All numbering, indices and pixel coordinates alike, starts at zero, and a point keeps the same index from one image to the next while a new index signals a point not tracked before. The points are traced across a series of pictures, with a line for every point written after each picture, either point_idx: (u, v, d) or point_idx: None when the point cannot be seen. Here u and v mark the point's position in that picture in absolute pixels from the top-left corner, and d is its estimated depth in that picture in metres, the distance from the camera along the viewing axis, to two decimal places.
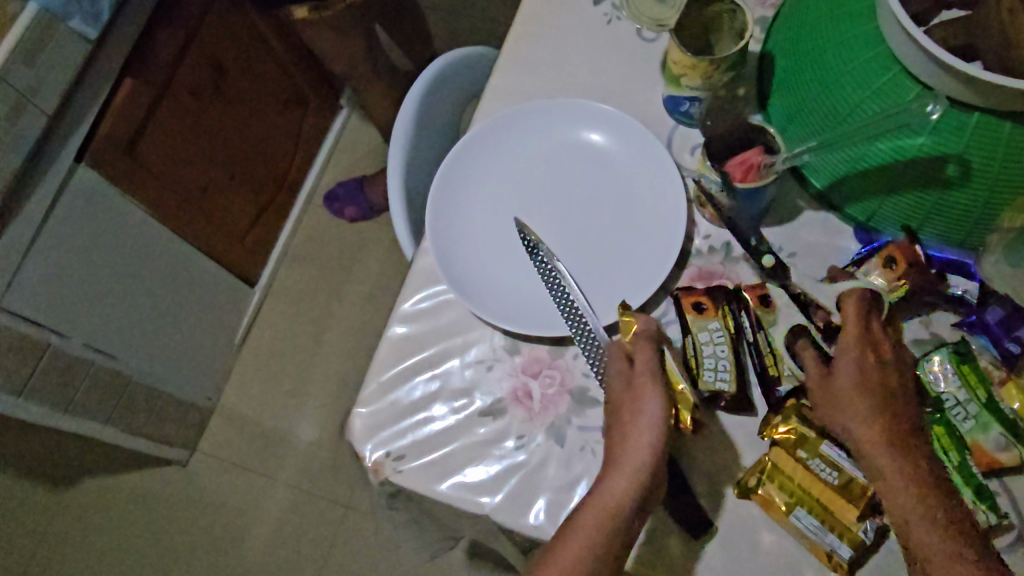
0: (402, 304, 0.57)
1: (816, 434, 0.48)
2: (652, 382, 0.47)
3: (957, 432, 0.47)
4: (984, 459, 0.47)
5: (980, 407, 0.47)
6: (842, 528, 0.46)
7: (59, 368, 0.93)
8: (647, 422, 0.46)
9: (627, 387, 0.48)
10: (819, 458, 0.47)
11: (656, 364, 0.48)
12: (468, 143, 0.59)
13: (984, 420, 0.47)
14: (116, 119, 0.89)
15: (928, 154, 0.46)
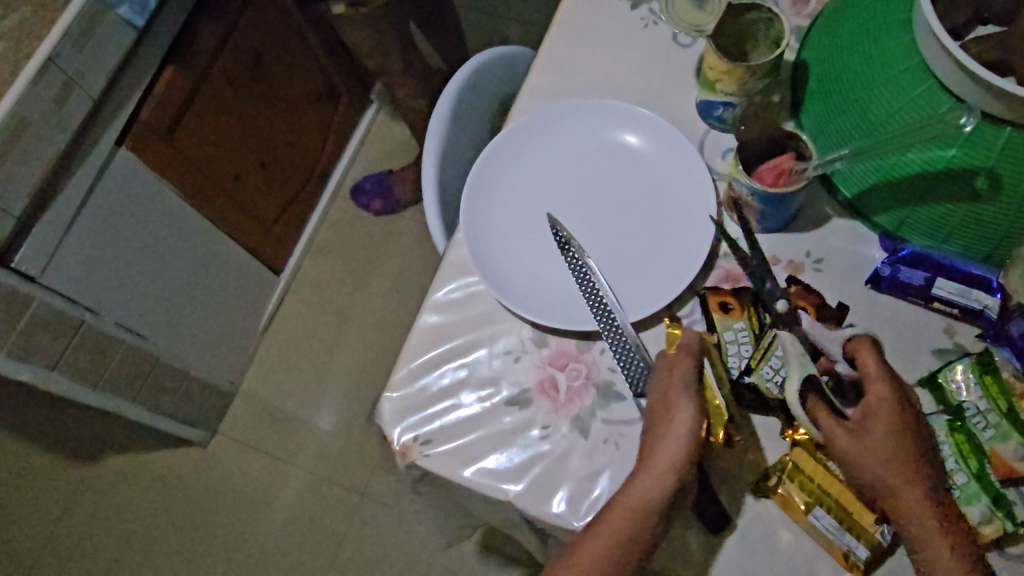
0: (435, 293, 0.58)
1: None
2: (687, 396, 0.47)
3: (976, 441, 0.47)
4: (1002, 468, 0.46)
5: (1000, 417, 0.47)
6: (860, 528, 0.47)
7: (92, 346, 0.96)
8: (677, 433, 0.46)
9: (663, 399, 0.48)
10: None
11: (693, 374, 0.48)
12: (505, 139, 0.61)
13: (1004, 430, 0.47)
14: (157, 105, 0.92)
15: (958, 166, 0.47)
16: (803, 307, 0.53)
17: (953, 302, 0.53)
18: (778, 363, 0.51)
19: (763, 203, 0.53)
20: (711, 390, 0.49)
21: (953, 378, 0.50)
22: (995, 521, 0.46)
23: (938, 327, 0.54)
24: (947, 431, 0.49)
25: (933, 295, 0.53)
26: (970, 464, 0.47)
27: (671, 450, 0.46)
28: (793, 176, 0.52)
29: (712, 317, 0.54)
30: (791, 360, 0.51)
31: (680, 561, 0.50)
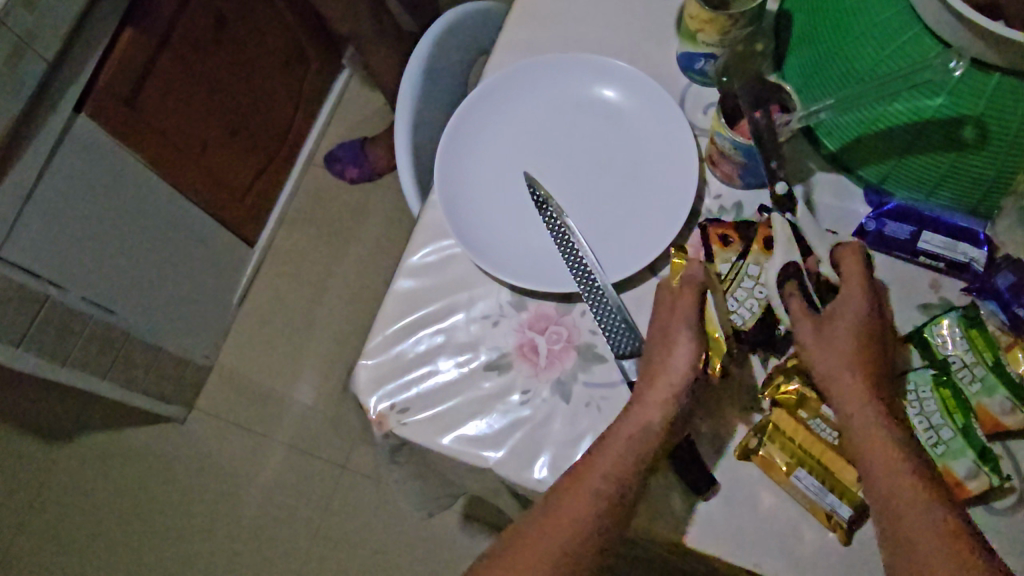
0: (409, 258, 0.57)
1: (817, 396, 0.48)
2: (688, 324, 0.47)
3: (962, 396, 0.47)
4: (990, 422, 0.46)
5: (986, 370, 0.47)
6: (842, 488, 0.46)
7: (57, 321, 0.93)
8: (676, 358, 0.46)
9: (663, 332, 0.48)
10: (819, 418, 0.48)
11: (695, 306, 0.47)
12: (478, 96, 0.59)
13: (990, 383, 0.47)
14: (116, 70, 0.88)
15: (946, 116, 0.46)
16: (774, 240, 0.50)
17: (938, 256, 0.52)
18: (746, 294, 0.50)
19: (747, 158, 0.52)
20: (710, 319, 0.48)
21: (938, 333, 0.49)
22: (982, 477, 0.45)
23: (925, 283, 0.53)
24: (933, 385, 0.48)
25: (919, 249, 0.52)
26: (957, 419, 0.46)
27: (668, 377, 0.46)
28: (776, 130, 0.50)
29: (711, 249, 0.53)
30: (759, 293, 0.49)
31: (664, 523, 0.49)
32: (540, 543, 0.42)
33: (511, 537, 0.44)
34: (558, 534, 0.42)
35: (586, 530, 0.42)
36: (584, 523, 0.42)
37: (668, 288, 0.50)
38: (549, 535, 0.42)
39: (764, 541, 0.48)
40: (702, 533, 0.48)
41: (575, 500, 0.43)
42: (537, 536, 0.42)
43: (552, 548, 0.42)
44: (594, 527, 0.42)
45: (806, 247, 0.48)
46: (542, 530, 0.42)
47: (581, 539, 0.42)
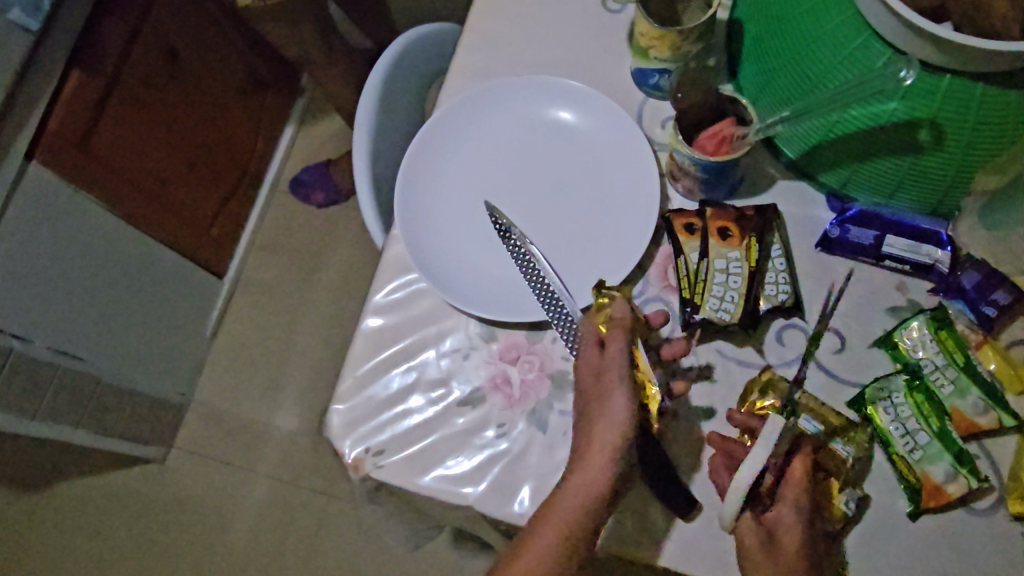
0: (374, 296, 0.55)
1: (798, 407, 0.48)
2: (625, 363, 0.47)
3: (936, 399, 0.47)
4: (965, 423, 0.47)
5: (958, 371, 0.47)
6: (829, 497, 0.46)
7: (22, 373, 0.90)
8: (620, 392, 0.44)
9: (595, 382, 0.46)
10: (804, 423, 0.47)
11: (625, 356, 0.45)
12: (433, 126, 0.58)
13: (962, 384, 0.47)
14: (66, 113, 0.86)
15: (900, 119, 0.46)
16: (728, 229, 0.51)
17: (903, 258, 0.51)
18: (722, 290, 0.50)
19: (708, 174, 0.51)
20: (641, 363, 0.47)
21: (908, 335, 0.49)
22: (960, 479, 0.45)
23: (891, 285, 0.53)
24: (907, 389, 0.48)
25: (883, 253, 0.52)
26: (932, 424, 0.46)
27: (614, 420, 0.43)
28: (735, 143, 0.50)
29: (678, 240, 0.52)
30: (733, 283, 0.50)
31: (649, 549, 0.48)
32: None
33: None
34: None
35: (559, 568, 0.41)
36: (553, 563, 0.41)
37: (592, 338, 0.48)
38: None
39: None
40: (687, 558, 0.47)
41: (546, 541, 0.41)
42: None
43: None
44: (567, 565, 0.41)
45: (756, 277, 0.50)
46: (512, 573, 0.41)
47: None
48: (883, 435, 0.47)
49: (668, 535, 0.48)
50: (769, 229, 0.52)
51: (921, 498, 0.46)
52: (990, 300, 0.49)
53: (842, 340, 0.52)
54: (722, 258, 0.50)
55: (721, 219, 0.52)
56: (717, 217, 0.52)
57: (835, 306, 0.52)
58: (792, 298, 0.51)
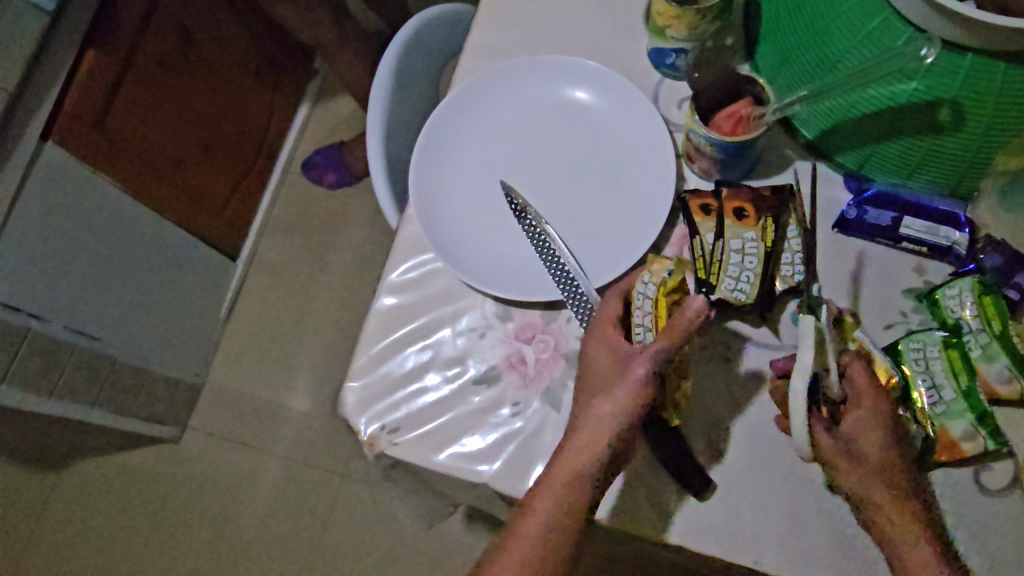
0: (390, 275, 0.56)
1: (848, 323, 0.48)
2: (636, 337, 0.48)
3: (968, 358, 0.47)
4: (986, 388, 0.47)
5: (991, 338, 0.47)
6: None
7: (41, 352, 0.91)
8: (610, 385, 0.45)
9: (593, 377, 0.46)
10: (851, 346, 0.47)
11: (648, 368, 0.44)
12: (449, 106, 0.58)
13: (991, 351, 0.47)
14: (81, 93, 0.86)
15: (920, 99, 0.45)
16: (743, 209, 0.51)
17: (921, 241, 0.51)
18: (738, 270, 0.50)
19: (724, 155, 0.51)
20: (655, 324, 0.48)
21: (949, 295, 0.49)
22: (977, 438, 0.45)
23: (907, 268, 0.52)
24: (942, 344, 0.47)
25: (902, 235, 0.51)
26: (961, 381, 0.46)
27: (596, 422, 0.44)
28: (752, 123, 0.50)
29: (693, 220, 0.52)
30: (749, 263, 0.49)
31: (663, 526, 0.48)
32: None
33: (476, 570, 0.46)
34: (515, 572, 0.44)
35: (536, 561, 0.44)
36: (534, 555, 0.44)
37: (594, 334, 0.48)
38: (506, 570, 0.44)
39: (767, 537, 0.47)
40: (701, 535, 0.48)
41: (522, 536, 0.44)
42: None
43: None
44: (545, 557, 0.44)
45: (772, 258, 0.50)
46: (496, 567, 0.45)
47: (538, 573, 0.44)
48: (910, 381, 0.47)
49: (682, 512, 0.48)
50: (784, 207, 0.51)
51: (934, 451, 0.46)
52: (1013, 283, 0.49)
53: (858, 321, 0.52)
54: (738, 239, 0.50)
55: (736, 199, 0.51)
56: (733, 198, 0.51)
57: (851, 287, 0.52)
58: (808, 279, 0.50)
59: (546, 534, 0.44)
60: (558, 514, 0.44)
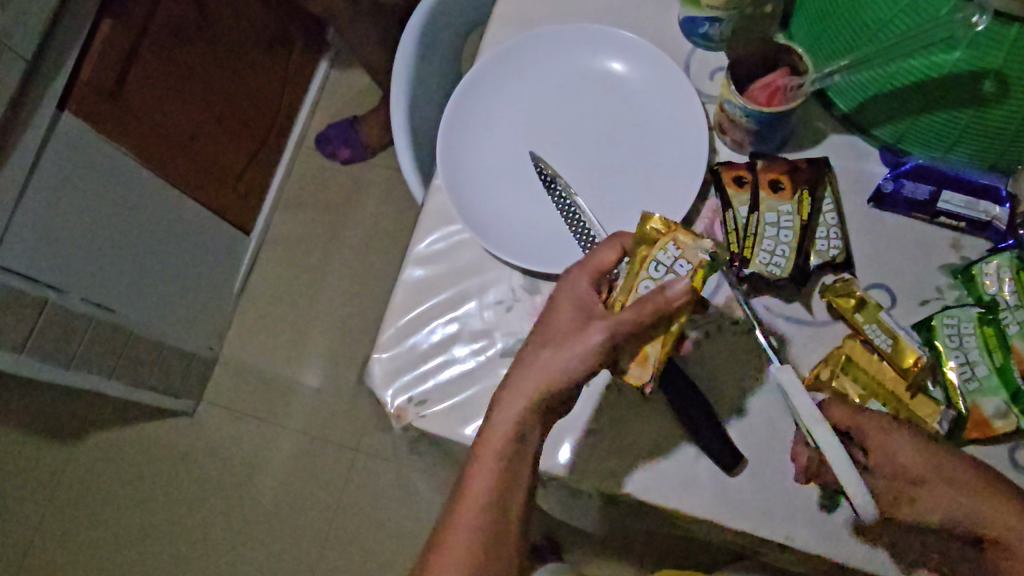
0: (416, 246, 0.55)
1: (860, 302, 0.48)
2: (592, 302, 0.43)
3: (1005, 337, 0.46)
4: None
5: None
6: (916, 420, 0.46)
7: (59, 323, 0.92)
8: (561, 362, 0.41)
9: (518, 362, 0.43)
10: (876, 324, 0.47)
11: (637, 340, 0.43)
12: (479, 72, 0.56)
13: None
14: (98, 63, 0.85)
15: (964, 70, 0.44)
16: (780, 181, 0.50)
17: (959, 215, 0.50)
18: (773, 244, 0.49)
19: (760, 126, 0.50)
20: (627, 290, 0.44)
21: (987, 271, 0.48)
22: (1009, 417, 0.45)
23: (945, 243, 0.52)
24: (979, 320, 0.46)
25: (939, 210, 0.50)
26: (995, 357, 0.45)
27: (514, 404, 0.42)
28: (789, 94, 0.49)
29: (727, 193, 0.51)
30: (784, 237, 0.49)
31: (691, 503, 0.48)
32: (459, 554, 0.43)
33: (432, 537, 0.45)
34: (472, 536, 0.43)
35: (493, 518, 0.43)
36: (489, 513, 0.43)
37: (577, 349, 0.41)
38: (466, 531, 0.43)
39: (800, 514, 0.47)
40: (731, 511, 0.47)
41: (476, 495, 0.43)
42: (455, 544, 0.43)
43: (469, 553, 0.43)
44: (501, 512, 0.43)
45: (808, 233, 0.49)
46: (452, 532, 0.43)
47: (493, 531, 0.43)
48: (942, 356, 0.46)
49: (713, 488, 0.48)
50: (821, 181, 0.51)
51: (966, 427, 0.46)
52: None
53: (893, 298, 0.51)
54: (774, 212, 0.50)
55: (772, 171, 0.51)
56: (768, 170, 0.51)
57: (886, 263, 0.52)
58: (842, 254, 0.50)
59: (495, 497, 0.43)
60: (504, 468, 0.42)
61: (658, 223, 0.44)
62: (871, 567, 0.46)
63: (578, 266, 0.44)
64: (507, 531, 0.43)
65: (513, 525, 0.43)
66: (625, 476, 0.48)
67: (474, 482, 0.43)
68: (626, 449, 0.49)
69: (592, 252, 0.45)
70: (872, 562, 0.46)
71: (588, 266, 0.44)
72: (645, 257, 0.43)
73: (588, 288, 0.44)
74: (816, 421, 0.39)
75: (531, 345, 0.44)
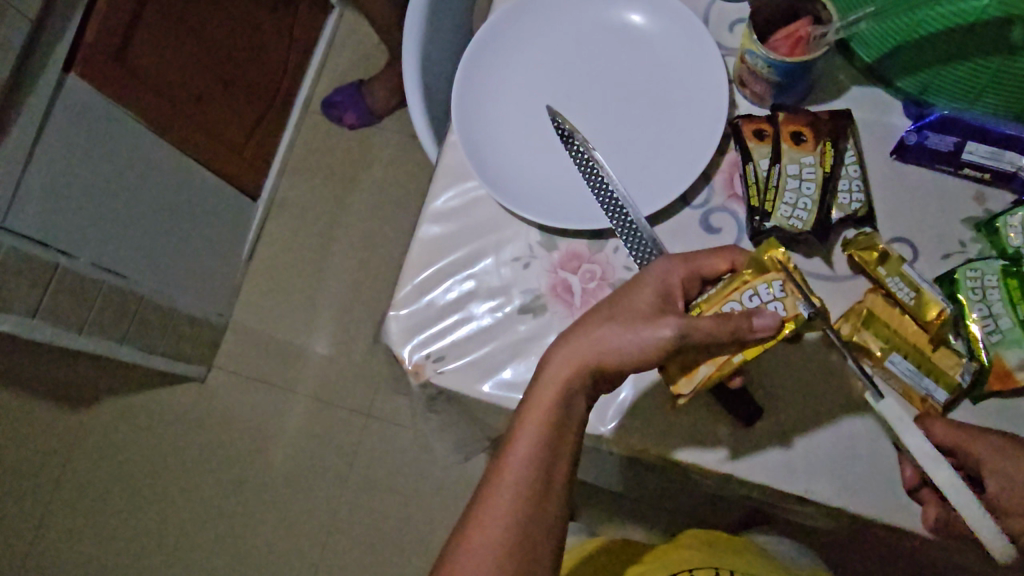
0: (433, 203, 0.55)
1: (890, 254, 0.47)
2: (673, 301, 0.43)
3: None
4: None
5: None
6: (938, 371, 0.45)
7: (70, 288, 0.92)
8: (623, 341, 0.41)
9: (577, 328, 0.43)
10: (899, 277, 0.46)
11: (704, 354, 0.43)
12: (492, 27, 0.56)
13: None
14: (103, 25, 0.83)
15: (991, 16, 0.42)
16: (801, 133, 0.49)
17: (983, 166, 0.50)
18: (795, 197, 0.48)
19: (782, 76, 0.49)
20: (713, 300, 0.43)
21: (1012, 224, 0.47)
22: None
23: (968, 195, 0.51)
24: (1004, 274, 0.46)
25: (963, 161, 0.50)
26: (1019, 309, 0.45)
27: (560, 374, 0.42)
28: (811, 43, 0.47)
29: (747, 146, 0.50)
30: (807, 190, 0.48)
31: (712, 458, 0.48)
32: (502, 513, 0.43)
33: (475, 496, 0.45)
34: (514, 498, 0.43)
35: (537, 482, 0.43)
36: (533, 476, 0.43)
37: (644, 337, 0.40)
38: (508, 494, 0.43)
39: (818, 467, 0.47)
40: (753, 465, 0.47)
41: (521, 459, 0.43)
42: (498, 504, 0.43)
43: (512, 510, 0.43)
44: (545, 476, 0.43)
45: (832, 187, 0.49)
46: (496, 494, 0.43)
47: (536, 494, 0.43)
48: (965, 308, 0.46)
49: (732, 442, 0.48)
50: (844, 133, 0.50)
51: (988, 381, 0.45)
52: None
53: (914, 251, 0.51)
54: (796, 163, 0.49)
55: (794, 123, 0.50)
56: (788, 121, 0.50)
57: (909, 217, 0.51)
58: (864, 207, 0.49)
59: (536, 462, 0.43)
60: (550, 437, 0.42)
61: (775, 256, 0.41)
62: (886, 518, 0.46)
63: (685, 259, 0.44)
64: (550, 494, 0.43)
65: (556, 485, 0.44)
66: (644, 432, 0.49)
67: (519, 445, 0.43)
68: (646, 406, 0.49)
69: (704, 255, 0.44)
70: (887, 511, 0.46)
71: (691, 265, 0.44)
72: (748, 282, 0.42)
73: (679, 283, 0.43)
74: (935, 461, 0.39)
75: (601, 314, 0.43)
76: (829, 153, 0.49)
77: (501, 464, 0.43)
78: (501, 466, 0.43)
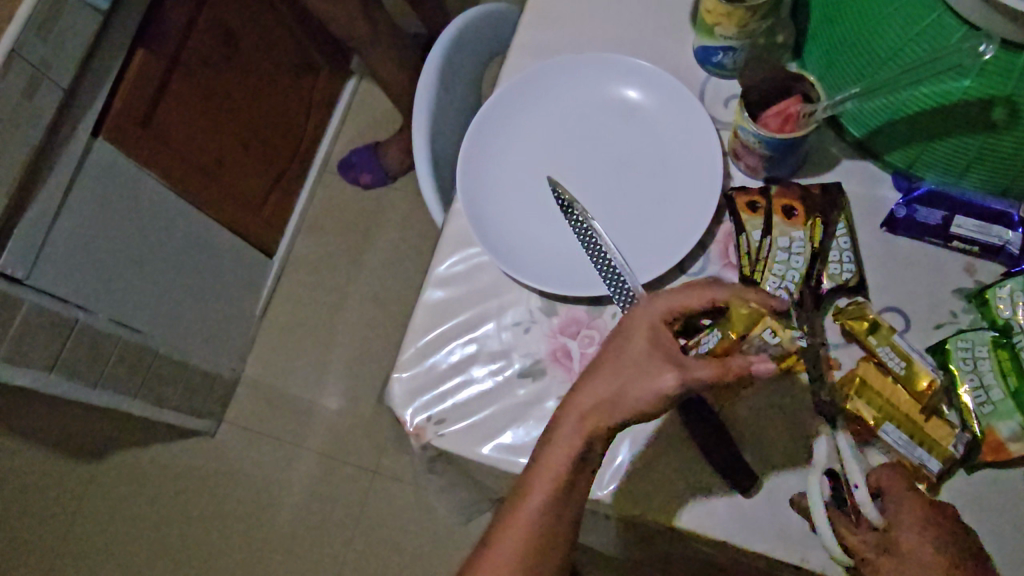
0: (437, 268, 0.57)
1: (888, 325, 0.48)
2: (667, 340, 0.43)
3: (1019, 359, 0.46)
4: None
5: None
6: (930, 442, 0.45)
7: (88, 343, 0.94)
8: (631, 392, 0.41)
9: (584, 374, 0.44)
10: (890, 347, 0.47)
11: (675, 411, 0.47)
12: (498, 104, 0.59)
13: None
14: (130, 93, 0.87)
15: (973, 97, 0.44)
16: (793, 208, 0.51)
17: (973, 239, 0.51)
18: (785, 268, 0.50)
19: (774, 151, 0.51)
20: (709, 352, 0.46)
21: (999, 296, 0.48)
22: None
23: (959, 267, 0.52)
24: (993, 346, 0.47)
25: (952, 234, 0.51)
26: (1010, 381, 0.45)
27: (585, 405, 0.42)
28: (802, 121, 0.49)
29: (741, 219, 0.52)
30: (796, 262, 0.50)
31: (709, 527, 0.48)
32: (520, 547, 0.43)
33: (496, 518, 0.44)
34: (530, 531, 0.43)
35: (557, 510, 0.42)
36: (556, 503, 0.42)
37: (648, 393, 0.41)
38: (531, 515, 0.42)
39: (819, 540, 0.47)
40: (750, 535, 0.48)
41: (549, 482, 0.42)
42: (520, 523, 0.43)
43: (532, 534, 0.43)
44: (565, 505, 0.43)
45: (821, 261, 0.50)
46: (520, 513, 0.43)
47: (555, 527, 0.43)
48: (956, 378, 0.46)
49: (728, 513, 0.48)
50: (834, 208, 0.51)
51: (982, 452, 0.45)
52: None
53: (906, 322, 0.52)
54: (786, 237, 0.50)
55: (785, 198, 0.51)
56: (780, 197, 0.52)
57: (900, 289, 0.52)
58: (855, 277, 0.51)
59: (555, 498, 0.42)
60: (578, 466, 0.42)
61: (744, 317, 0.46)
62: None
63: (661, 299, 0.44)
64: (563, 521, 0.43)
65: (571, 513, 0.43)
66: (642, 498, 0.49)
67: (550, 469, 0.42)
68: (642, 471, 0.50)
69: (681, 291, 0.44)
70: None
71: (670, 303, 0.43)
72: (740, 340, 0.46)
73: (663, 319, 0.43)
74: None
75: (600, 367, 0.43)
76: (818, 223, 0.51)
77: (529, 483, 0.43)
78: (528, 489, 0.43)
